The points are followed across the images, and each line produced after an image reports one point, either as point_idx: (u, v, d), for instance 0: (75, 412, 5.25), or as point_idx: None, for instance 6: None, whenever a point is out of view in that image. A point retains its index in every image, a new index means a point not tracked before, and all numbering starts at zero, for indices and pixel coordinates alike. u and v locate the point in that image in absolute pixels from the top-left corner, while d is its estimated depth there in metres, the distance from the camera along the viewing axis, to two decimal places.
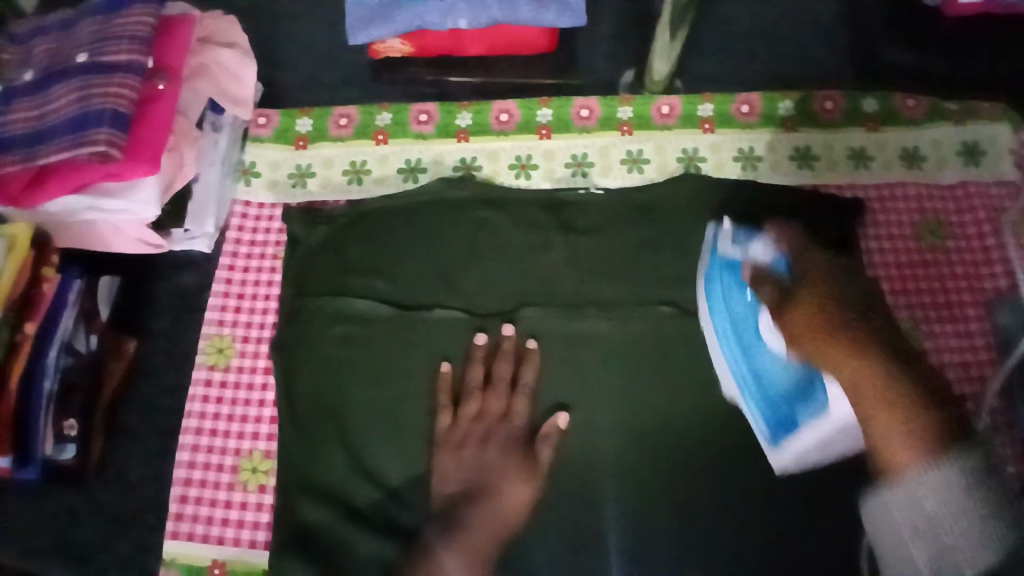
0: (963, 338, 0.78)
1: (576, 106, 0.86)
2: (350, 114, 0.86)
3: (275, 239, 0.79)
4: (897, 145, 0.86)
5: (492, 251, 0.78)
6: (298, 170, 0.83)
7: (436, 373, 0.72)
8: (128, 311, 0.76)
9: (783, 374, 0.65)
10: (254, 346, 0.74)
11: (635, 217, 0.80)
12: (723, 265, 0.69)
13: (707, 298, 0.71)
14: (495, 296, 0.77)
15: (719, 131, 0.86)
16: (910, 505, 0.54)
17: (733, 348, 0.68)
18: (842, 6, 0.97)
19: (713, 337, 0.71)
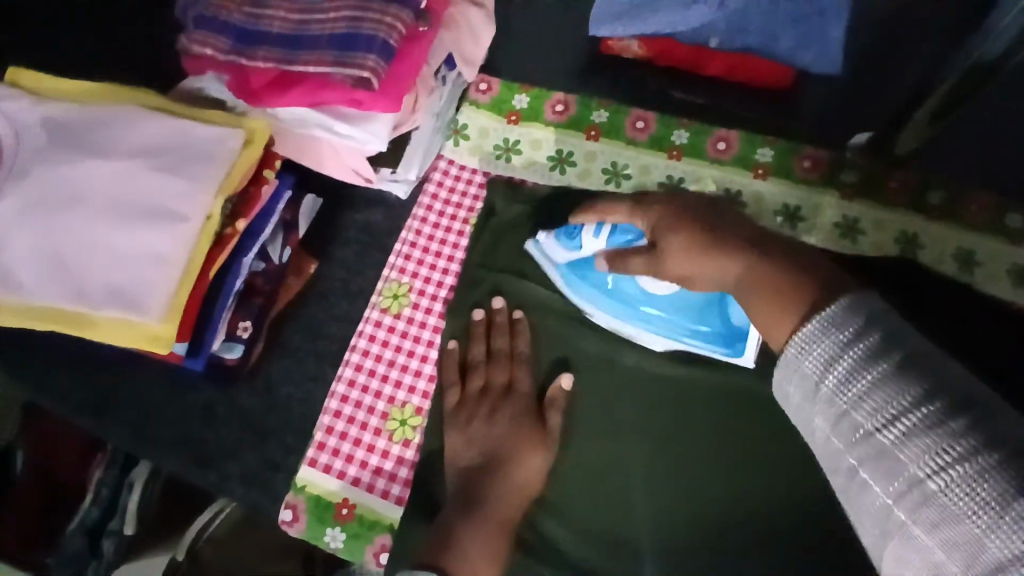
0: None
1: (800, 155, 0.81)
2: (569, 104, 0.84)
3: (469, 204, 0.79)
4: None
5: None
6: (503, 146, 0.82)
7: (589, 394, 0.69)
8: (317, 232, 0.76)
9: (687, 297, 0.67)
10: (428, 302, 0.74)
11: None
12: (568, 265, 0.71)
13: (595, 304, 0.71)
14: None
15: (943, 222, 0.78)
16: (811, 392, 0.44)
17: (629, 314, 0.70)
18: None
19: (618, 323, 0.70)
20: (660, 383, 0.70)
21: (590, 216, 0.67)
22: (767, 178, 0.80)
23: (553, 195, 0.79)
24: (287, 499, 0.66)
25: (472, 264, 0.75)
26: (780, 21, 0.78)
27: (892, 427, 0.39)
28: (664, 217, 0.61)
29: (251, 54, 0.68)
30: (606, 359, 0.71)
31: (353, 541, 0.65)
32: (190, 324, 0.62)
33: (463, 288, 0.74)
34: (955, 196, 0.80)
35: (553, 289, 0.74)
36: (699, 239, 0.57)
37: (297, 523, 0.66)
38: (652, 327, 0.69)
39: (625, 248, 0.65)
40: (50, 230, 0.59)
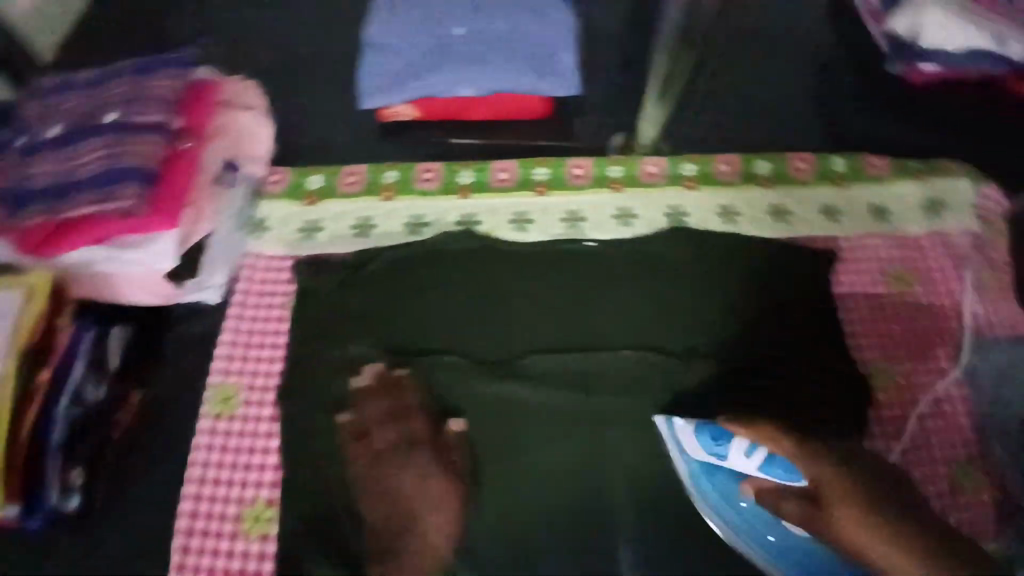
0: (935, 381, 0.81)
1: (569, 165, 0.90)
2: (359, 173, 0.89)
3: (282, 290, 0.82)
4: (863, 202, 0.92)
5: (492, 301, 0.78)
6: (306, 226, 0.85)
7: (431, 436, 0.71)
8: (138, 359, 0.76)
9: (807, 553, 0.66)
10: (260, 394, 0.76)
11: (636, 280, 0.81)
12: (699, 467, 0.69)
13: (706, 500, 0.69)
14: (494, 344, 0.76)
15: (702, 189, 0.91)
16: None
17: (715, 501, 0.69)
18: (815, 77, 1.04)
19: (726, 529, 0.68)
20: (492, 407, 0.73)
21: (741, 429, 0.66)
22: (549, 192, 0.88)
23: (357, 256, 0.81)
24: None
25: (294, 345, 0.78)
26: (518, 60, 0.85)
27: None
28: (792, 458, 0.64)
29: (25, 213, 0.71)
30: (441, 401, 0.73)
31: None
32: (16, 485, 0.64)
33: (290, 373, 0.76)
34: (706, 166, 0.93)
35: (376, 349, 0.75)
36: (845, 480, 0.62)
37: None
38: (748, 539, 0.68)
39: (781, 482, 0.66)
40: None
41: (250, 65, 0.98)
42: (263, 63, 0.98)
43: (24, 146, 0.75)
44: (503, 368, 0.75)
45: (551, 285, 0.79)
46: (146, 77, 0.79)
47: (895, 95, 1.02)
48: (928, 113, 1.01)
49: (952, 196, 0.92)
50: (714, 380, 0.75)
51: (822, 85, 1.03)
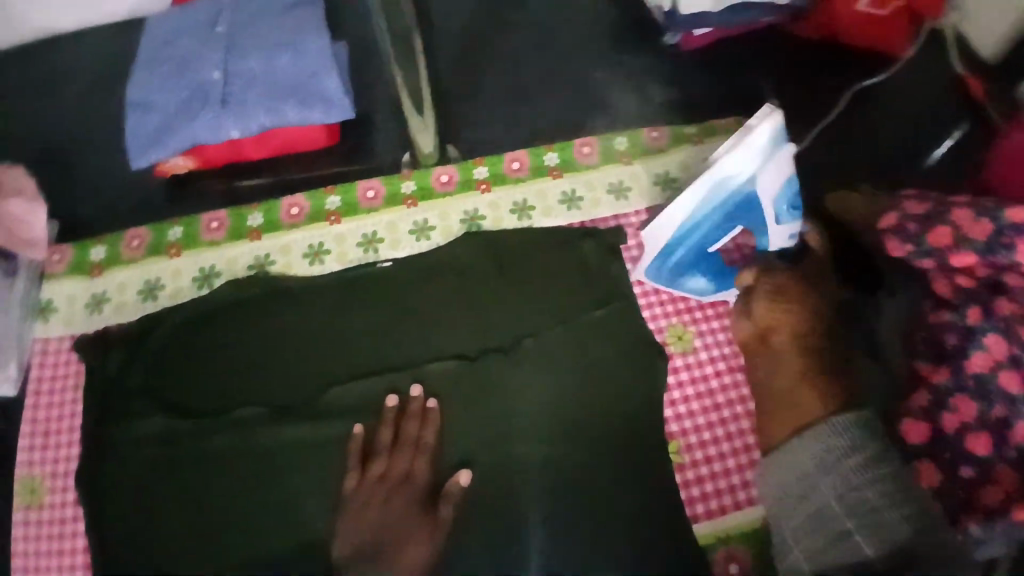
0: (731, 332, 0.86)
1: (361, 189, 0.91)
2: (142, 235, 0.86)
3: (75, 370, 0.80)
4: (652, 171, 0.94)
5: (290, 344, 0.80)
6: (93, 299, 0.83)
7: (244, 490, 0.74)
8: None
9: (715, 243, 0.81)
10: (64, 479, 0.76)
11: (430, 297, 0.84)
12: (744, 194, 0.75)
13: (690, 220, 0.77)
14: (301, 383, 0.79)
15: (495, 189, 0.93)
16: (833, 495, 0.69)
17: (691, 239, 0.80)
18: (604, 50, 1.04)
19: (669, 228, 0.78)
20: (303, 447, 0.76)
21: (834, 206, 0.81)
22: (341, 221, 0.89)
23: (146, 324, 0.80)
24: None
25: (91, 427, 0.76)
26: (279, 96, 0.84)
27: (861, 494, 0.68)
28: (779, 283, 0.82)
29: None
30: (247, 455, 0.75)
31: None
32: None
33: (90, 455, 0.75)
34: (498, 166, 0.94)
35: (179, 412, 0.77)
36: (789, 297, 0.81)
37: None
38: (678, 253, 0.81)
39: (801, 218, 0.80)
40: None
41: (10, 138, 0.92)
42: (25, 134, 0.93)
43: None
44: (302, 410, 0.78)
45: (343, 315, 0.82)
46: None
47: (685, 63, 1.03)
48: (708, 72, 1.03)
49: None
50: (508, 375, 0.81)
51: (614, 56, 1.04)
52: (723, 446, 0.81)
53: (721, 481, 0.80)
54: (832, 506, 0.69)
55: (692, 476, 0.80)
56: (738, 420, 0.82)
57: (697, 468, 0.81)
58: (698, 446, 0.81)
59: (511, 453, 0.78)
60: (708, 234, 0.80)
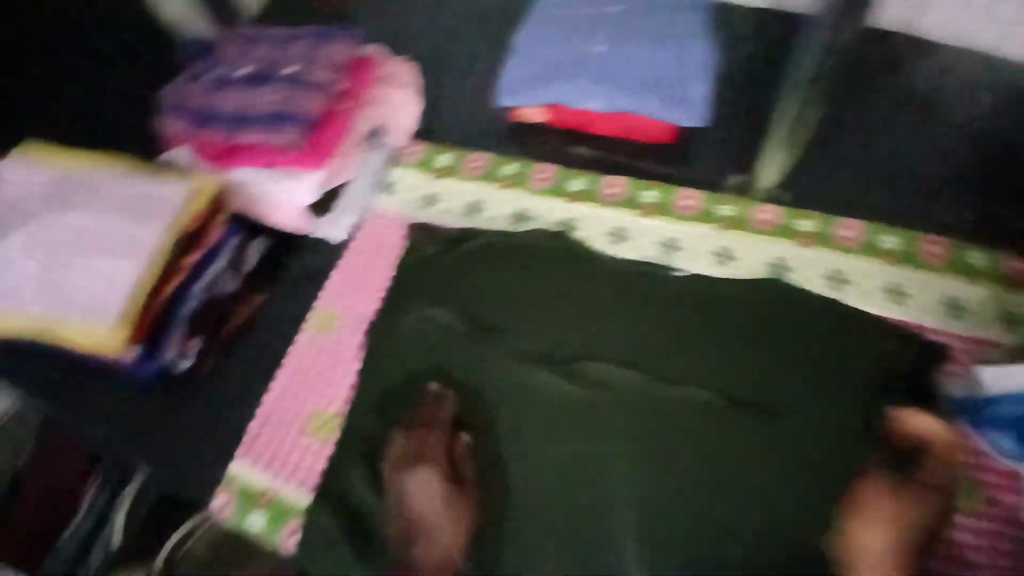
0: None
1: (680, 196, 0.92)
2: (481, 162, 1.00)
3: (396, 243, 0.95)
4: (1001, 306, 0.81)
5: (569, 307, 0.85)
6: (426, 197, 0.98)
7: (477, 407, 0.79)
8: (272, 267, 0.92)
9: None
10: (352, 322, 0.89)
11: (708, 321, 0.82)
12: None
13: None
14: (559, 339, 0.82)
15: (815, 248, 0.87)
16: None
17: None
18: (986, 155, 0.93)
19: None
20: (541, 397, 0.79)
21: None
22: (651, 216, 0.90)
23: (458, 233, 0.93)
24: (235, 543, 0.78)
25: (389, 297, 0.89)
26: (649, 86, 0.91)
27: None
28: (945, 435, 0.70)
29: (207, 128, 0.87)
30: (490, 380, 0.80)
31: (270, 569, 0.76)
32: (147, 331, 0.78)
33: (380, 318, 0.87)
34: (824, 225, 0.88)
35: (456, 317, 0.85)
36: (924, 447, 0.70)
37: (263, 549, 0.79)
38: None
39: None
40: (46, 265, 0.78)
41: (415, 50, 1.11)
42: (427, 50, 1.10)
43: (219, 78, 0.90)
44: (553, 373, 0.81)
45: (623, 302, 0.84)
46: (324, 44, 0.93)
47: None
48: None
49: None
50: (754, 432, 0.75)
51: (997, 166, 0.92)
52: None
53: None
54: None
55: None
56: None
57: None
58: None
59: (729, 513, 0.72)
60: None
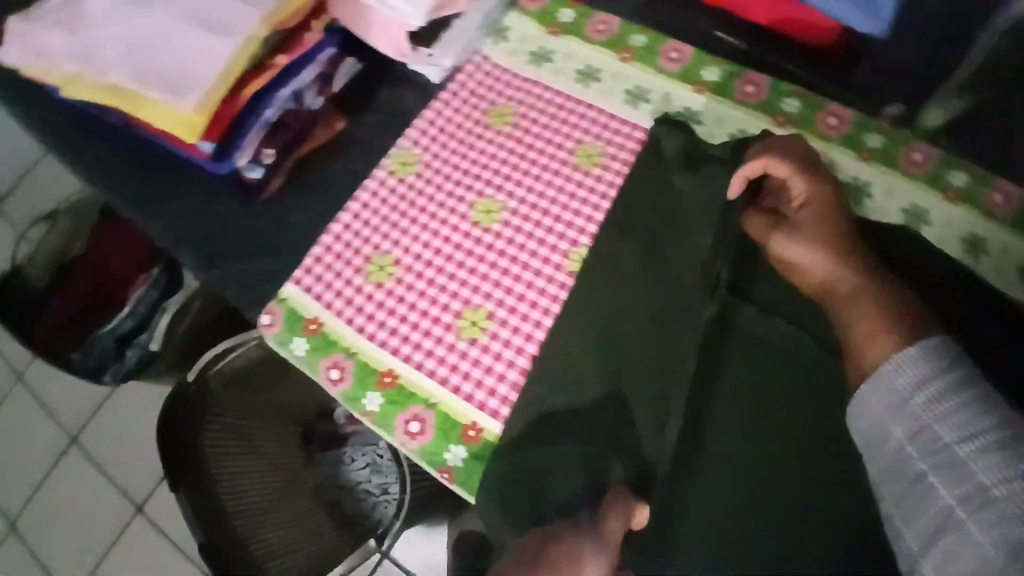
0: None
1: (826, 112, 0.81)
2: (610, 24, 0.88)
3: (492, 98, 0.84)
4: None
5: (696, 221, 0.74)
6: (537, 53, 0.87)
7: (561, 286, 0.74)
8: (358, 93, 0.84)
9: None
10: (431, 172, 0.80)
11: None
12: None
13: None
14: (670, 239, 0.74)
15: (959, 206, 0.77)
16: (887, 392, 0.62)
17: None
18: None
19: None
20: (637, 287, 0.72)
21: None
22: (786, 127, 0.80)
23: (559, 99, 0.84)
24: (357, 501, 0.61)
25: (486, 166, 0.80)
26: None
27: (946, 424, 0.58)
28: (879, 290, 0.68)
29: None
30: (556, 272, 0.75)
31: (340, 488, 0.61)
32: (221, 127, 0.73)
33: (471, 180, 0.80)
34: (978, 184, 0.78)
35: (543, 196, 0.79)
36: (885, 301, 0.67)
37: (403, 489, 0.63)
38: None
39: None
40: (137, 13, 0.73)
41: None
42: None
43: None
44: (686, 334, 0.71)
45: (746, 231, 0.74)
46: None
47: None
48: None
49: None
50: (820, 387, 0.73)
51: None
52: None
53: None
54: (889, 420, 0.61)
55: None
56: None
57: None
58: None
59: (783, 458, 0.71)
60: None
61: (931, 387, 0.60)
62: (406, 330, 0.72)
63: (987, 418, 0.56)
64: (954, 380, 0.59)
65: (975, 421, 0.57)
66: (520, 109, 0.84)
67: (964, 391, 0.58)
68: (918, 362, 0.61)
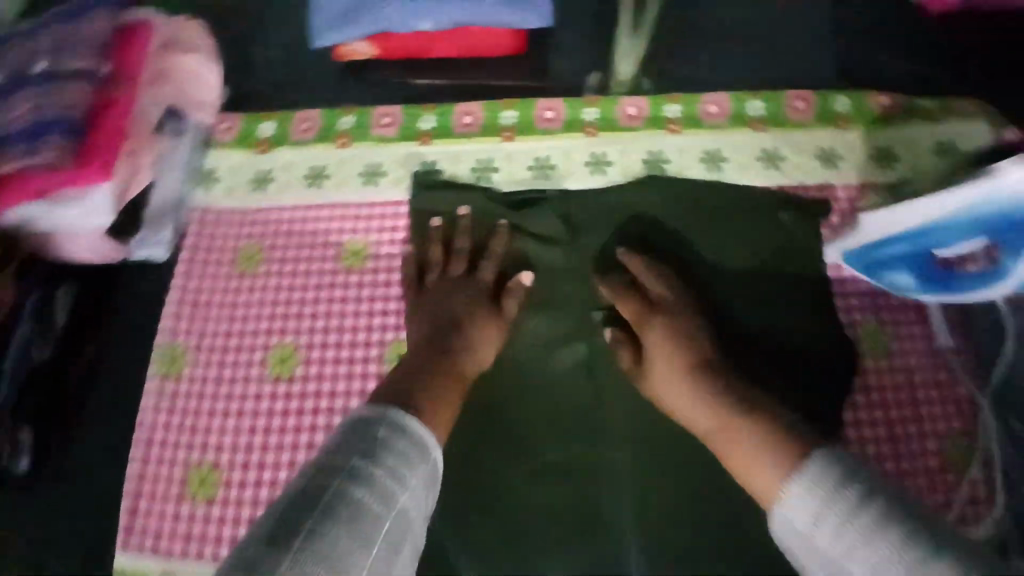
0: (921, 357, 0.73)
1: (540, 108, 0.83)
2: (312, 118, 0.83)
3: (231, 246, 0.78)
4: (869, 143, 0.80)
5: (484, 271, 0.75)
6: (256, 178, 0.81)
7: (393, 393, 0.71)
8: (97, 313, 0.76)
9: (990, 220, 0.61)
10: (207, 354, 0.73)
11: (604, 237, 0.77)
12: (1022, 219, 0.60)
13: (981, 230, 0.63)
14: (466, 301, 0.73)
15: (685, 132, 0.82)
16: (787, 526, 0.53)
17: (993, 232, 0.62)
18: None
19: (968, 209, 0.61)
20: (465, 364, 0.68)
21: None
22: (514, 138, 0.82)
23: (302, 212, 0.79)
24: (307, 524, 0.47)
25: (260, 316, 0.74)
26: None
27: (851, 558, 0.48)
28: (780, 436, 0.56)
29: None
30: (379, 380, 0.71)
31: (293, 506, 0.48)
32: None
33: (251, 339, 0.74)
34: (691, 103, 0.83)
35: (331, 317, 0.74)
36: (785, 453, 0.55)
37: (377, 507, 0.50)
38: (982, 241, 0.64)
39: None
40: None
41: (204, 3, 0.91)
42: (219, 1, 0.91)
43: None
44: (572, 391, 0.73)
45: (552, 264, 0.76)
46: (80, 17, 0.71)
47: (924, 34, 0.86)
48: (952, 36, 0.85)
49: (964, 139, 0.80)
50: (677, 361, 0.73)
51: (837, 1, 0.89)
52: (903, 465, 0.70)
53: None
54: (804, 554, 0.53)
55: None
56: (923, 436, 0.70)
57: None
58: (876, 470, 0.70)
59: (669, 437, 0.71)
60: (939, 232, 0.65)
61: (826, 519, 0.50)
62: (248, 529, 0.66)
63: (889, 539, 0.46)
64: (849, 499, 0.49)
65: (878, 549, 0.46)
66: (268, 243, 0.78)
67: (860, 515, 0.48)
68: (810, 492, 0.51)
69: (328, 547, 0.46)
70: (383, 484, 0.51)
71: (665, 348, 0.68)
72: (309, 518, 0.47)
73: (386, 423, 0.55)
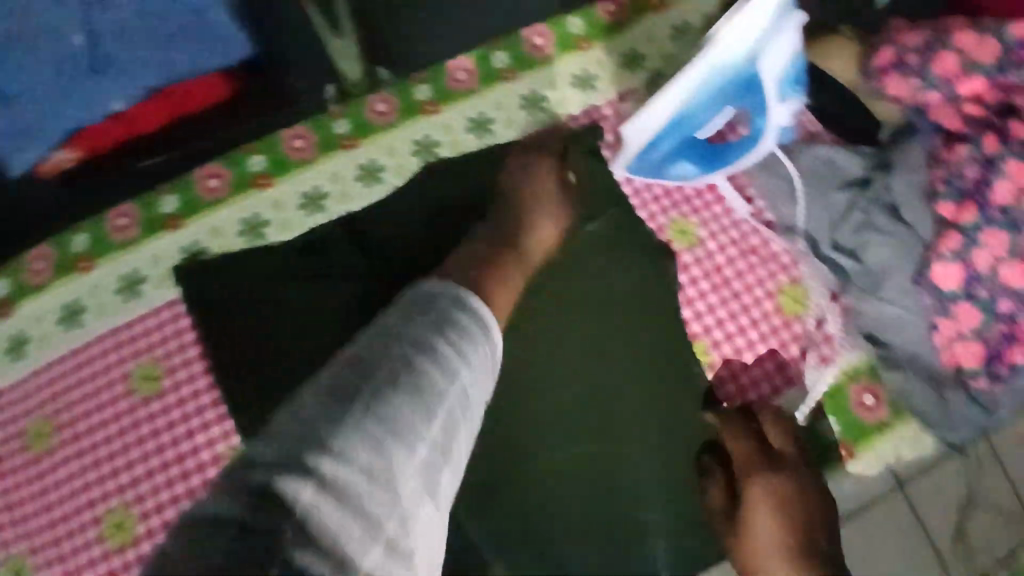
0: (732, 232, 0.73)
1: (286, 139, 0.76)
2: (43, 253, 0.72)
3: (17, 429, 0.70)
4: (618, 50, 0.79)
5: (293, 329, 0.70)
6: (12, 344, 0.71)
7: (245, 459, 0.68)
8: None
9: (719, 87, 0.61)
10: (45, 553, 0.67)
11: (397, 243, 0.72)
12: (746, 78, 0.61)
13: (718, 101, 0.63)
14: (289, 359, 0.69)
15: (443, 109, 0.78)
16: None
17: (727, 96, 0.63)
18: None
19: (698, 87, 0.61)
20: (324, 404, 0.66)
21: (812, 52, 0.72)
22: (271, 183, 0.75)
23: (71, 365, 0.71)
24: (356, 406, 0.41)
25: (81, 489, 0.68)
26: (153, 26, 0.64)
27: None
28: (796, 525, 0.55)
29: None
30: None
31: (329, 412, 0.40)
32: None
33: (77, 520, 0.68)
34: (438, 76, 0.78)
35: (142, 463, 0.69)
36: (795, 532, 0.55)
37: (362, 479, 0.39)
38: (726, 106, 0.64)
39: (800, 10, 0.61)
40: None
41: None
42: None
43: None
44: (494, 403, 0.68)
45: (368, 275, 0.71)
46: None
47: None
48: None
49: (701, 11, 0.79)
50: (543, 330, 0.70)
51: None
52: (751, 335, 0.71)
53: (766, 362, 0.71)
54: None
55: (733, 389, 0.70)
56: (761, 304, 0.72)
57: (730, 363, 0.71)
58: (733, 355, 0.71)
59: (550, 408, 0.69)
60: (696, 115, 0.64)
61: None
62: None
63: None
64: None
65: None
66: (57, 413, 0.70)
67: None
68: None
69: (374, 439, 0.40)
70: (448, 360, 0.45)
71: (758, 486, 0.59)
72: (340, 426, 0.40)
73: (443, 298, 0.48)
